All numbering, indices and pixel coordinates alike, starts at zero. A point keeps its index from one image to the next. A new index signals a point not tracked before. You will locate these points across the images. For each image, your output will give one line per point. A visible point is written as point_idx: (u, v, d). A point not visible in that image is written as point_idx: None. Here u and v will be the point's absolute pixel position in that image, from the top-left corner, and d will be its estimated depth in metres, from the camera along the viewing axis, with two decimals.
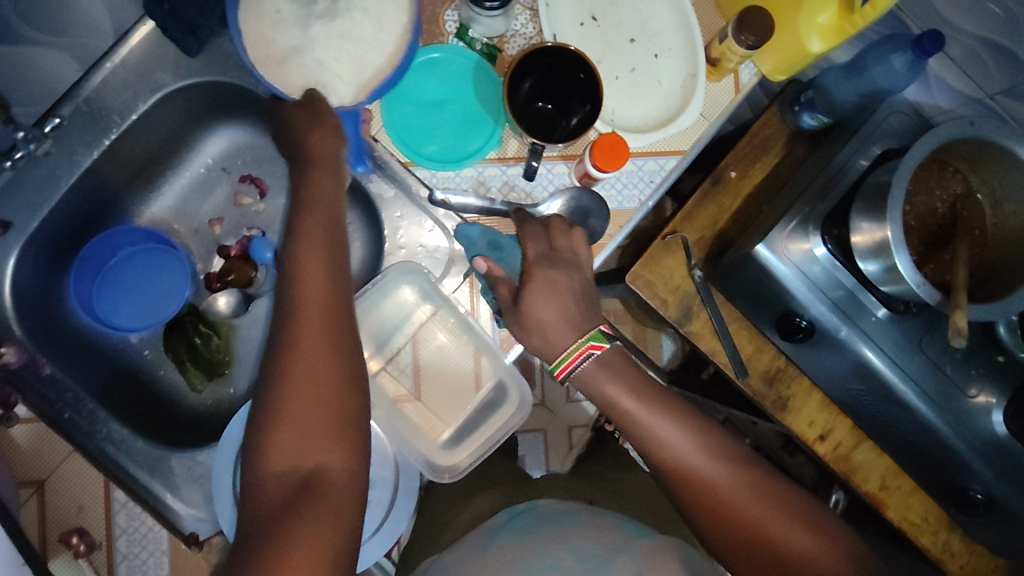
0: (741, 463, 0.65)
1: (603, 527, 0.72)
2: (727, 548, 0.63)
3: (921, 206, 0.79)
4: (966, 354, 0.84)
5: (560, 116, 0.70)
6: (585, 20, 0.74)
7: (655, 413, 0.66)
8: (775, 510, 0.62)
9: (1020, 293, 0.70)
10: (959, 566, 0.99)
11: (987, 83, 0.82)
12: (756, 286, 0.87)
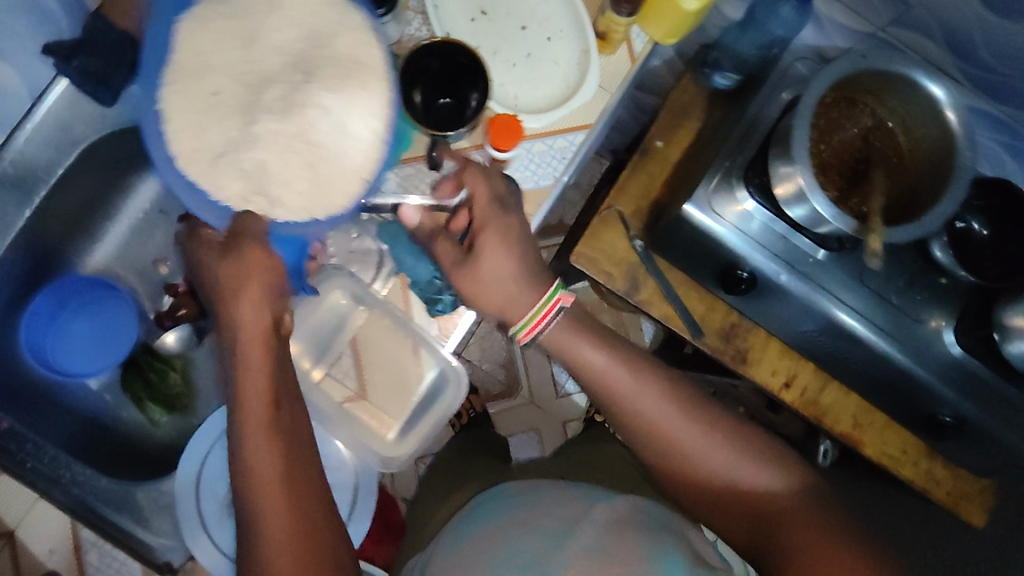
0: (739, 437, 0.66)
1: (567, 495, 0.74)
2: (697, 498, 0.66)
3: (835, 143, 0.80)
4: (908, 281, 0.84)
5: (461, 106, 0.72)
6: (475, 15, 0.77)
7: (617, 372, 0.67)
8: (739, 458, 0.65)
9: (936, 212, 0.70)
10: (946, 493, 0.99)
11: (877, 18, 0.84)
12: (696, 247, 0.88)
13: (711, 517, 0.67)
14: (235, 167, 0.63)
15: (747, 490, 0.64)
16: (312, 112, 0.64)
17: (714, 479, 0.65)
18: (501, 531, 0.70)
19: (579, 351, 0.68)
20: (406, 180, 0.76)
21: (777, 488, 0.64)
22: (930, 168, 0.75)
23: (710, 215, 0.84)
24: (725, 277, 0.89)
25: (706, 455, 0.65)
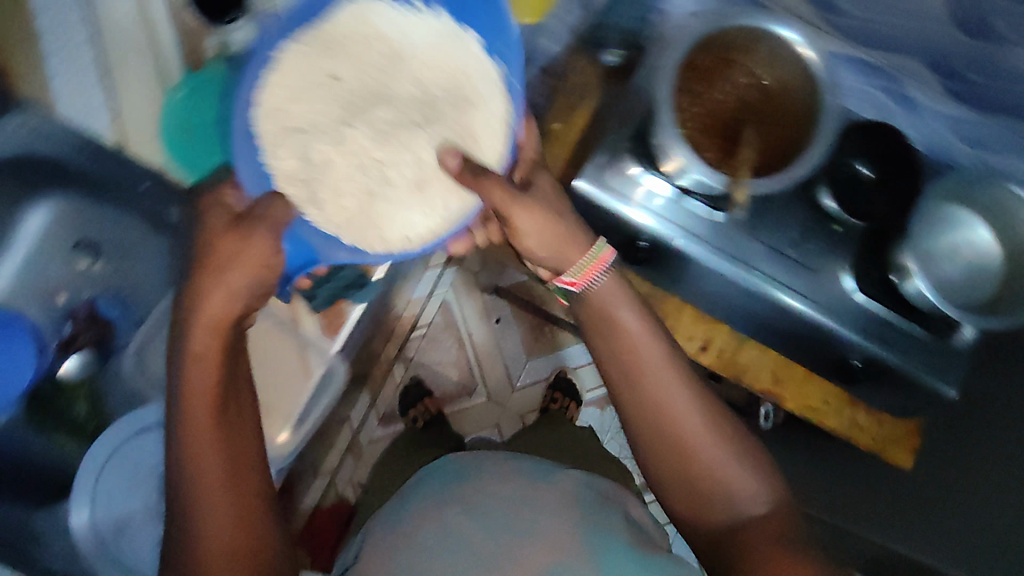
0: (746, 448, 0.63)
1: (507, 471, 0.79)
2: (672, 483, 0.63)
3: (704, 103, 0.82)
4: (801, 234, 0.88)
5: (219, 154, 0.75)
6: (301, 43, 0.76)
7: (645, 333, 0.63)
8: (739, 460, 0.62)
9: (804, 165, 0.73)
10: (869, 438, 1.02)
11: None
12: (604, 221, 0.91)
13: (688, 509, 0.63)
14: (356, 184, 0.71)
15: (736, 504, 0.61)
16: (418, 144, 0.72)
17: (707, 479, 0.62)
18: (433, 515, 0.73)
19: (621, 317, 0.63)
20: None
21: (762, 504, 0.61)
22: (791, 115, 0.78)
23: (611, 191, 0.86)
24: (632, 251, 0.93)
25: (711, 455, 0.61)
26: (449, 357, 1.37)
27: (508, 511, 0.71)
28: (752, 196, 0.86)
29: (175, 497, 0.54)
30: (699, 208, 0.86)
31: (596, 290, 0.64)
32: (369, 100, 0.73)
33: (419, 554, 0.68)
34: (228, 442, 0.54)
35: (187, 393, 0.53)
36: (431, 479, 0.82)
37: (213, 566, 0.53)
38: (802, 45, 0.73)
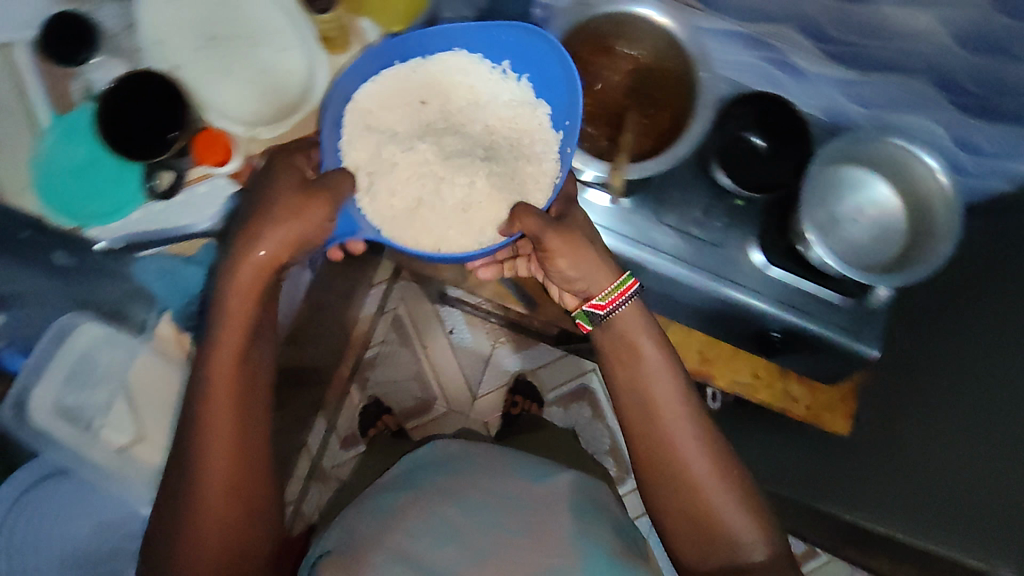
0: (751, 502, 0.65)
1: (502, 471, 0.87)
2: (668, 509, 0.66)
3: (744, 166, 0.79)
4: (852, 311, 0.83)
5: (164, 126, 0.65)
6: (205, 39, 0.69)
7: (660, 364, 0.67)
8: (734, 491, 0.64)
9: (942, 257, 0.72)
10: (806, 409, 0.94)
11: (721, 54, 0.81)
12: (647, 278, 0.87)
13: (690, 549, 0.65)
14: (458, 215, 0.72)
15: (738, 548, 0.63)
16: (528, 171, 0.73)
17: (713, 518, 0.64)
18: (428, 504, 0.80)
19: (636, 345, 0.67)
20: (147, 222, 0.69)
21: (760, 552, 0.63)
22: (897, 217, 0.80)
23: (632, 225, 0.83)
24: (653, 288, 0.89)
25: (714, 495, 0.64)
26: (420, 345, 1.41)
27: (499, 508, 0.79)
28: (818, 274, 0.81)
29: (191, 423, 0.58)
30: (771, 279, 0.83)
31: (620, 313, 0.68)
32: (506, 147, 0.74)
33: (404, 535, 0.75)
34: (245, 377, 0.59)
35: (224, 314, 0.58)
36: (417, 474, 0.90)
37: (215, 496, 0.58)
38: (940, 175, 0.75)
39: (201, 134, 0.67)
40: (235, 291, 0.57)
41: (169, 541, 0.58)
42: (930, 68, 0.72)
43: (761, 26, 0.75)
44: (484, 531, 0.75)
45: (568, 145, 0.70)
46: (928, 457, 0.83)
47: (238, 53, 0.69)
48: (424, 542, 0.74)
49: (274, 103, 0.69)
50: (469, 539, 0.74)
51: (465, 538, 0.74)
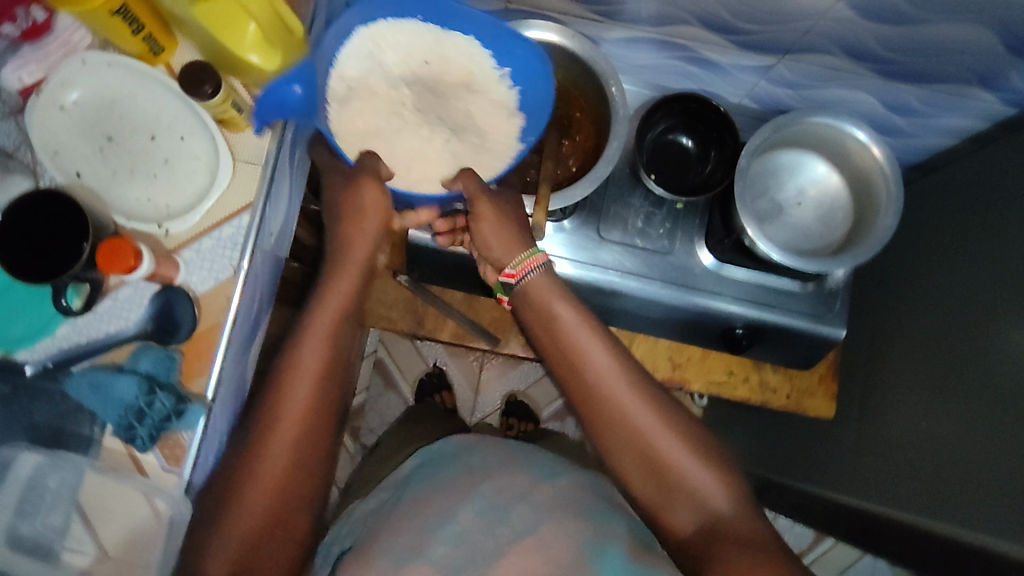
0: (705, 447, 0.61)
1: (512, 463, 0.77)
2: (628, 474, 0.62)
3: (669, 178, 0.80)
4: (815, 298, 0.82)
5: (68, 236, 0.59)
6: (154, 134, 0.68)
7: (582, 329, 0.62)
8: (687, 448, 0.60)
9: (888, 225, 0.70)
10: (785, 397, 0.94)
11: (632, 58, 0.80)
12: (604, 299, 0.85)
13: (654, 505, 0.61)
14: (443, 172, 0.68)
15: (701, 499, 0.59)
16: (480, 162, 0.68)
17: (667, 469, 0.59)
18: (441, 499, 0.72)
19: (558, 307, 0.64)
20: (77, 331, 0.65)
21: (723, 502, 0.59)
22: (839, 195, 0.79)
23: (578, 245, 0.81)
24: (612, 307, 0.87)
25: (663, 444, 0.60)
26: (406, 385, 1.36)
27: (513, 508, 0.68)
28: (771, 268, 0.80)
29: (266, 406, 0.59)
30: (730, 272, 0.82)
31: (528, 283, 0.64)
32: (468, 134, 0.69)
33: (410, 538, 0.67)
34: (315, 430, 0.59)
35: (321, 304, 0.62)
36: (430, 471, 0.81)
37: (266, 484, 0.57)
38: (872, 146, 0.72)
39: (104, 244, 0.59)
40: (312, 353, 0.60)
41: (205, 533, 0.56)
42: (841, 43, 0.69)
43: (665, 28, 0.72)
44: (493, 535, 0.65)
45: (529, 135, 0.68)
46: (918, 433, 0.82)
47: (138, 150, 0.68)
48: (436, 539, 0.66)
49: (183, 195, 0.68)
50: (480, 544, 0.65)
51: (475, 539, 0.65)
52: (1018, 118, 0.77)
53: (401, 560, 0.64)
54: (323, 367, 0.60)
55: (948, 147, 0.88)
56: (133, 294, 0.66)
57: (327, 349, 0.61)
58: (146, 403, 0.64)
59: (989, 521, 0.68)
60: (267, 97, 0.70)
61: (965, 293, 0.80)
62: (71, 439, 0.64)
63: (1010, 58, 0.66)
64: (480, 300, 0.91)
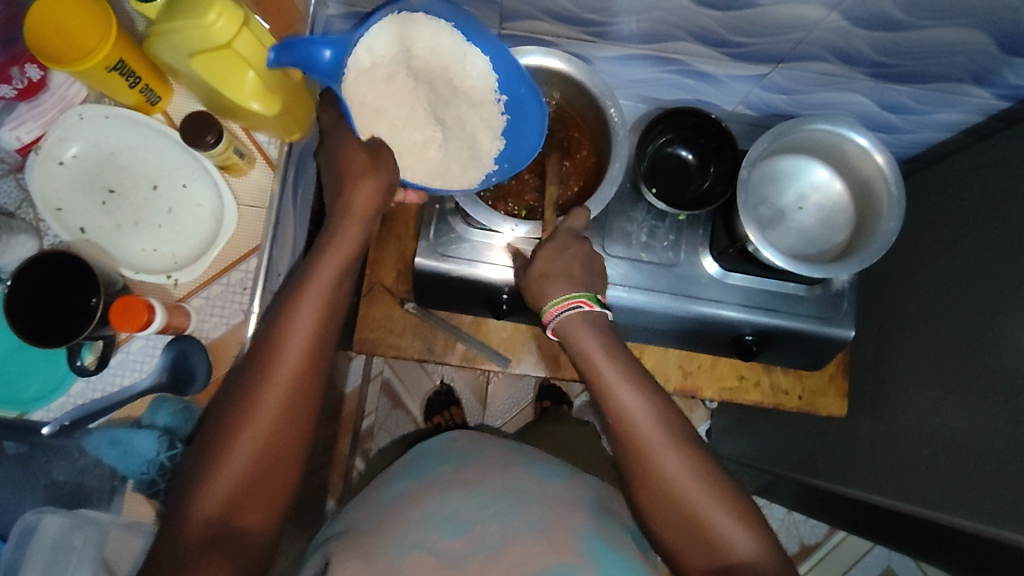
0: (736, 499, 0.59)
1: (511, 464, 0.73)
2: (654, 512, 0.60)
3: (666, 187, 0.81)
4: (820, 301, 0.83)
5: (79, 293, 0.59)
6: (155, 183, 0.68)
7: (620, 373, 0.62)
8: (716, 494, 0.58)
9: (892, 228, 0.71)
10: (797, 399, 0.95)
11: (625, 74, 0.81)
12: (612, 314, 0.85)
13: (675, 546, 0.59)
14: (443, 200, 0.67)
15: (729, 551, 0.57)
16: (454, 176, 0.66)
17: (695, 517, 0.58)
18: (437, 490, 0.68)
19: (593, 344, 0.63)
20: (92, 388, 0.65)
21: (752, 555, 0.57)
22: (839, 199, 0.80)
23: None
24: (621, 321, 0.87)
25: (691, 492, 0.58)
26: (414, 402, 1.36)
27: (516, 502, 0.64)
28: (776, 274, 0.80)
29: (250, 385, 0.55)
30: (734, 280, 0.82)
31: (564, 320, 0.63)
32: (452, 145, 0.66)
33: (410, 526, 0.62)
34: (303, 398, 0.56)
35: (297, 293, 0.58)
36: (426, 459, 0.77)
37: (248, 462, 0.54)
38: (874, 152, 0.73)
39: (116, 301, 0.58)
40: (302, 325, 0.57)
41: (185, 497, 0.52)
42: (834, 51, 0.69)
43: (658, 45, 0.73)
44: (502, 525, 0.61)
45: (506, 159, 0.67)
46: (932, 427, 0.82)
47: (141, 201, 0.68)
48: (437, 533, 0.61)
49: (189, 243, 0.68)
50: (485, 532, 0.61)
51: (480, 529, 0.61)
52: (1013, 111, 0.78)
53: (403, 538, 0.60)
54: (312, 344, 0.57)
55: (944, 140, 0.89)
56: (145, 346, 0.66)
57: (318, 323, 0.57)
58: (168, 457, 0.63)
59: (1006, 511, 0.68)
60: (267, 139, 0.70)
61: (970, 287, 0.81)
62: (91, 494, 0.64)
63: (1002, 56, 0.67)
64: (489, 322, 0.91)
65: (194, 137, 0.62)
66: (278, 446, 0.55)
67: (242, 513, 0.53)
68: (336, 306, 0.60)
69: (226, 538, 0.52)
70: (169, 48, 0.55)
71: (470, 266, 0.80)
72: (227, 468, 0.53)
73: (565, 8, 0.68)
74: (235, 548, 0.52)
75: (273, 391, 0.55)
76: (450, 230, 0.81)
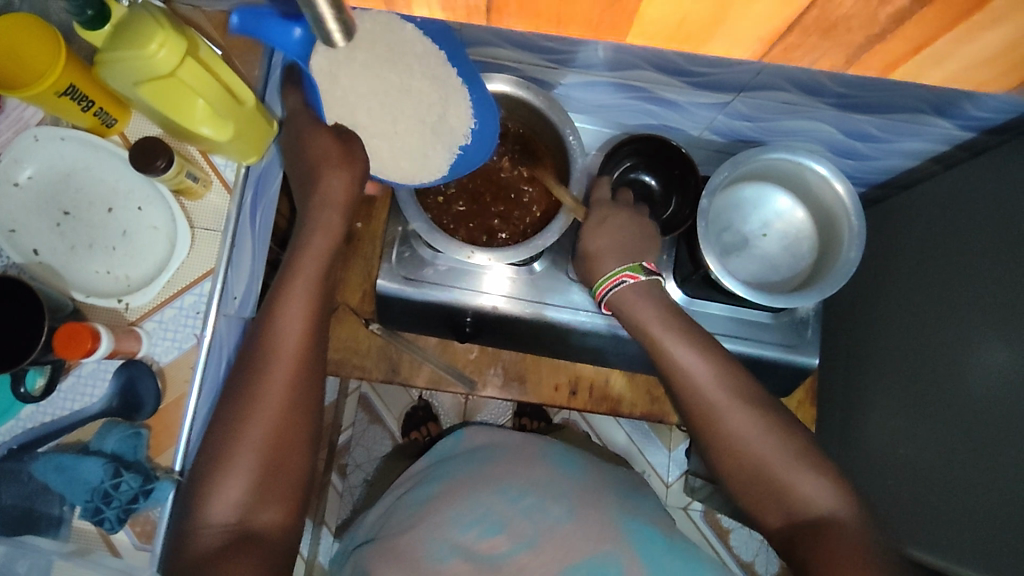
0: (810, 455, 0.62)
1: (531, 457, 0.79)
2: (738, 477, 0.63)
3: None
4: (784, 328, 0.83)
5: (24, 318, 0.58)
6: (111, 206, 0.68)
7: (680, 342, 0.64)
8: (794, 455, 0.61)
9: (853, 256, 0.71)
10: None
11: (590, 99, 0.81)
12: (578, 339, 0.85)
13: (759, 512, 0.63)
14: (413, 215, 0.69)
15: (807, 506, 0.60)
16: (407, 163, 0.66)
17: (777, 480, 0.61)
18: (462, 491, 0.73)
19: (645, 318, 0.65)
20: (43, 411, 0.65)
21: (834, 510, 0.59)
22: (804, 227, 0.80)
23: (549, 289, 0.82)
24: (590, 344, 0.87)
25: (761, 452, 0.61)
26: (393, 418, 1.25)
27: (543, 497, 0.71)
28: (739, 302, 0.80)
29: (241, 388, 0.59)
30: (700, 307, 0.82)
31: (619, 293, 0.66)
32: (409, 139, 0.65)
33: (421, 543, 0.67)
34: (300, 400, 0.60)
35: (281, 284, 0.61)
36: (448, 464, 0.82)
37: (262, 450, 0.57)
38: (834, 181, 0.74)
39: (62, 328, 0.59)
40: (290, 340, 0.60)
41: (200, 490, 0.56)
42: (795, 82, 0.69)
43: (620, 72, 0.73)
44: (532, 519, 0.68)
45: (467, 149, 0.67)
46: (900, 458, 0.81)
47: (95, 222, 0.67)
48: (473, 532, 0.68)
49: (143, 267, 0.68)
50: (520, 527, 0.68)
51: (514, 525, 0.68)
52: (978, 142, 0.78)
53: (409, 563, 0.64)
54: (308, 332, 0.61)
55: (911, 168, 0.89)
56: (97, 369, 0.66)
57: (304, 334, 0.61)
58: (113, 485, 0.62)
59: (973, 552, 0.67)
60: (223, 162, 0.70)
61: (931, 319, 0.80)
62: (40, 521, 0.63)
63: (962, 94, 0.66)
64: (454, 343, 0.91)
65: (143, 161, 0.62)
66: (284, 452, 0.58)
67: (261, 514, 0.56)
68: (320, 314, 0.63)
69: (247, 529, 0.55)
70: (115, 75, 0.54)
71: (441, 290, 0.81)
72: (234, 480, 0.56)
73: (523, 36, 0.67)
74: (259, 546, 0.55)
75: (270, 382, 0.59)
76: (413, 254, 0.81)
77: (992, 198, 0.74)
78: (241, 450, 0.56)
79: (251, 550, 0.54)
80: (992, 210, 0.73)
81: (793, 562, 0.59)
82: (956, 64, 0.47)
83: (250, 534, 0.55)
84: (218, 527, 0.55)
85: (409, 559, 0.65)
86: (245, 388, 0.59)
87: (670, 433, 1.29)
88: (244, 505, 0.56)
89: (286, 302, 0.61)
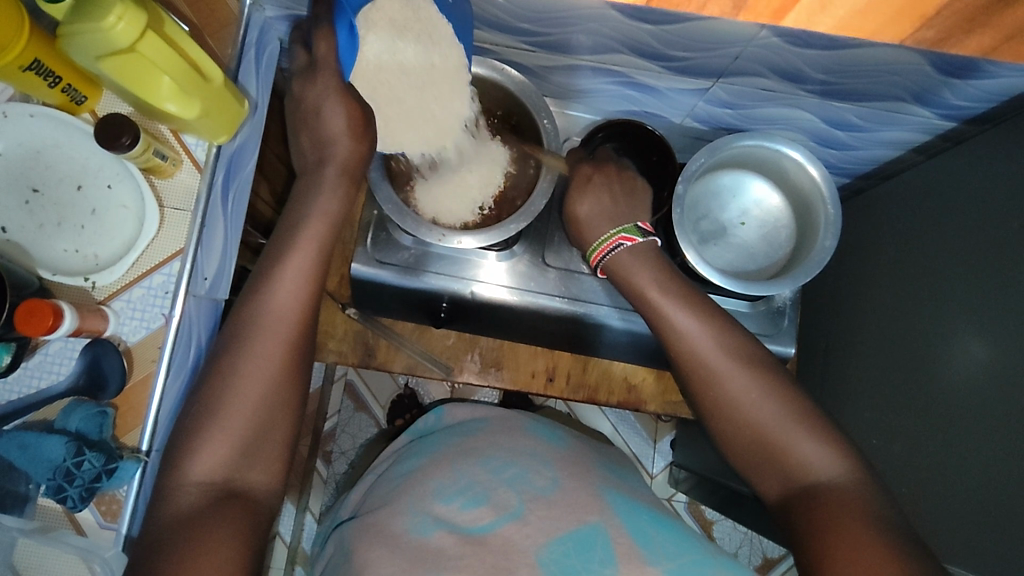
0: (809, 416, 0.61)
1: (514, 428, 0.81)
2: (736, 439, 0.62)
3: None
4: (759, 317, 0.83)
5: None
6: (78, 183, 0.67)
7: (676, 304, 0.65)
8: (789, 413, 0.61)
9: (834, 233, 0.72)
10: None
11: (570, 82, 0.80)
12: (557, 324, 0.86)
13: (755, 476, 0.62)
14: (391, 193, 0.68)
15: (803, 470, 0.59)
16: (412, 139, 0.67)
17: (772, 444, 0.60)
18: (449, 461, 0.73)
19: (642, 282, 0.65)
20: (9, 389, 0.65)
21: (830, 475, 0.58)
22: (783, 214, 0.80)
23: (526, 274, 0.82)
24: (569, 331, 0.87)
25: (760, 416, 0.61)
26: (378, 405, 1.25)
27: (527, 467, 0.71)
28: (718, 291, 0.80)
29: (222, 370, 0.57)
30: None
31: (613, 260, 0.66)
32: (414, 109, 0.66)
33: (403, 518, 0.66)
34: (289, 377, 0.58)
35: (273, 262, 0.59)
36: (433, 440, 0.82)
37: (240, 423, 0.56)
38: (810, 166, 0.73)
39: (21, 305, 0.59)
40: (284, 310, 0.58)
41: (171, 465, 0.55)
42: (772, 68, 0.68)
43: (601, 56, 0.72)
44: (518, 488, 0.67)
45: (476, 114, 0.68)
46: (875, 449, 0.81)
47: (63, 201, 0.67)
48: (456, 503, 0.66)
49: (114, 246, 0.68)
50: (506, 499, 0.66)
51: (499, 497, 0.66)
52: (959, 131, 0.77)
53: (391, 541, 0.64)
54: (302, 300, 0.59)
55: (894, 158, 0.87)
56: (63, 348, 0.66)
57: (303, 305, 0.59)
58: (75, 464, 0.62)
59: (944, 543, 0.67)
60: (193, 141, 0.70)
61: (908, 311, 0.79)
62: (6, 499, 0.63)
63: (942, 79, 0.65)
64: (431, 329, 0.91)
65: (107, 138, 0.61)
66: (267, 423, 0.57)
67: (242, 480, 0.56)
68: (314, 303, 0.61)
69: (228, 493, 0.54)
70: (75, 48, 0.53)
71: (414, 277, 0.81)
72: (213, 442, 0.55)
73: (502, 16, 0.66)
74: (241, 509, 0.54)
75: (250, 357, 0.57)
76: (390, 236, 0.81)
77: (974, 189, 0.73)
78: (225, 415, 0.55)
79: (231, 515, 0.53)
80: (975, 201, 0.72)
81: (789, 528, 0.59)
82: (843, 14, 0.54)
83: (229, 499, 0.54)
84: (199, 485, 0.54)
85: (393, 533, 0.65)
86: (230, 356, 0.57)
87: (656, 424, 1.28)
88: (221, 474, 0.55)
89: (276, 276, 0.59)
